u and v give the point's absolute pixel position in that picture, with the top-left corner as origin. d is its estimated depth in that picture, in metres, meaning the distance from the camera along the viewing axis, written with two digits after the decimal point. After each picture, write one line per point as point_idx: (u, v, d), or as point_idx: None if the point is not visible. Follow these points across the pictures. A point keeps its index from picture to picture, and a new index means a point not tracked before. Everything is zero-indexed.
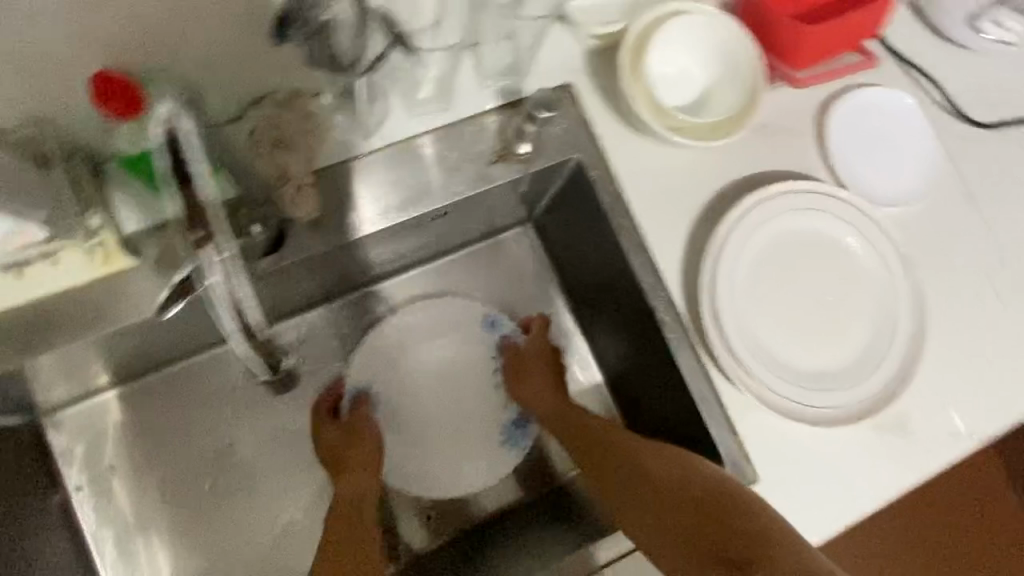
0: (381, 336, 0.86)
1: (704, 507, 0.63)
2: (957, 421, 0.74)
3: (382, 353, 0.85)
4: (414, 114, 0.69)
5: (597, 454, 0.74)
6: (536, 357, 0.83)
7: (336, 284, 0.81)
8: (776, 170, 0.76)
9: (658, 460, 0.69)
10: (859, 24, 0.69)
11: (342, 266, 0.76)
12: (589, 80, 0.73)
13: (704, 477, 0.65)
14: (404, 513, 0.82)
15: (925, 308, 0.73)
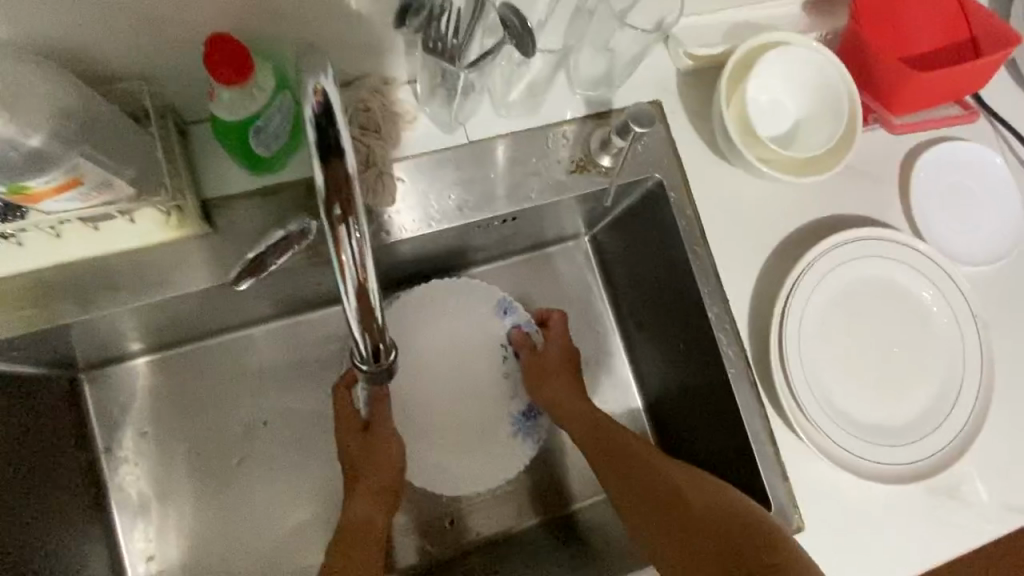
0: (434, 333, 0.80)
1: (723, 526, 0.58)
2: (1010, 496, 0.71)
3: (414, 340, 0.79)
4: (503, 112, 0.68)
5: (616, 463, 0.69)
6: (554, 357, 0.77)
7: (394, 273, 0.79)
8: (856, 213, 0.74)
9: (684, 476, 0.66)
10: (970, 78, 0.67)
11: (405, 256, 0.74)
12: (678, 101, 0.72)
13: (730, 502, 0.61)
14: (424, 513, 0.78)
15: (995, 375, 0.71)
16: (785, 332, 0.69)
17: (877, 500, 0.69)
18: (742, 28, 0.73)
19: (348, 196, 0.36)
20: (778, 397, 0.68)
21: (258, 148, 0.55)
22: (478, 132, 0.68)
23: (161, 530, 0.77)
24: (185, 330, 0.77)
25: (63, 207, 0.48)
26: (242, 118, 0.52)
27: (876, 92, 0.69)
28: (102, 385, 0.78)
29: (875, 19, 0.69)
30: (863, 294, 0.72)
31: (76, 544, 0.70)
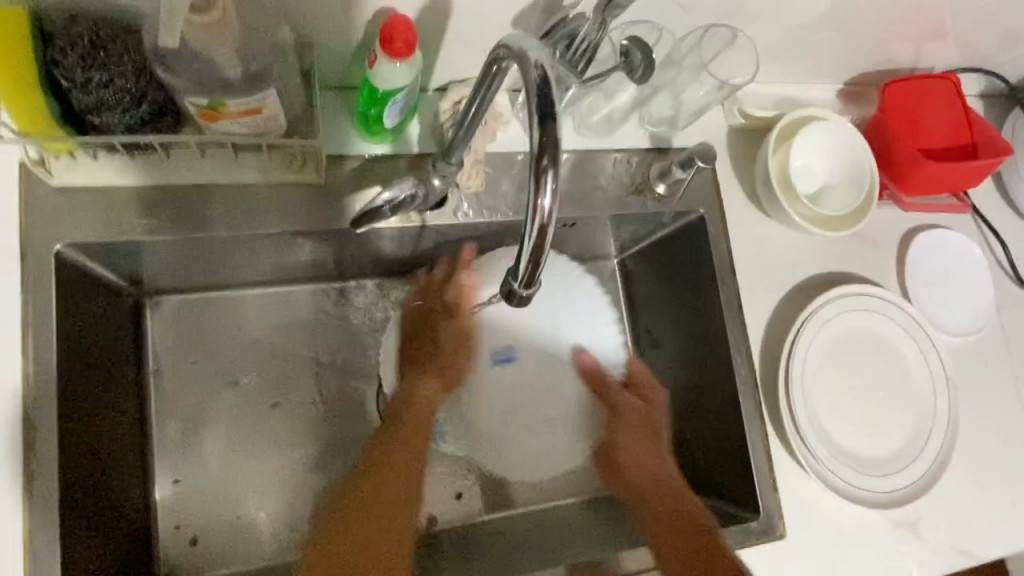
0: None
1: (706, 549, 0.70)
2: (957, 540, 0.81)
3: None
4: (580, 131, 0.78)
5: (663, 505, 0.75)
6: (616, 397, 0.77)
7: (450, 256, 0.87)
8: (860, 273, 0.86)
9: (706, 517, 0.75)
10: (972, 175, 0.80)
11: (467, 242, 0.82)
12: (727, 150, 0.83)
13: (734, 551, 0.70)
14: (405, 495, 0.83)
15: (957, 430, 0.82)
16: (792, 361, 0.79)
17: (848, 524, 0.78)
18: (788, 101, 0.86)
19: (550, 151, 0.41)
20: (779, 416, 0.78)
21: (387, 116, 0.64)
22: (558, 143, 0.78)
23: (191, 458, 0.81)
24: (249, 274, 0.82)
25: (231, 131, 0.55)
26: (388, 88, 0.60)
27: (892, 174, 0.82)
28: (161, 313, 0.83)
29: (901, 112, 0.82)
30: (860, 341, 0.83)
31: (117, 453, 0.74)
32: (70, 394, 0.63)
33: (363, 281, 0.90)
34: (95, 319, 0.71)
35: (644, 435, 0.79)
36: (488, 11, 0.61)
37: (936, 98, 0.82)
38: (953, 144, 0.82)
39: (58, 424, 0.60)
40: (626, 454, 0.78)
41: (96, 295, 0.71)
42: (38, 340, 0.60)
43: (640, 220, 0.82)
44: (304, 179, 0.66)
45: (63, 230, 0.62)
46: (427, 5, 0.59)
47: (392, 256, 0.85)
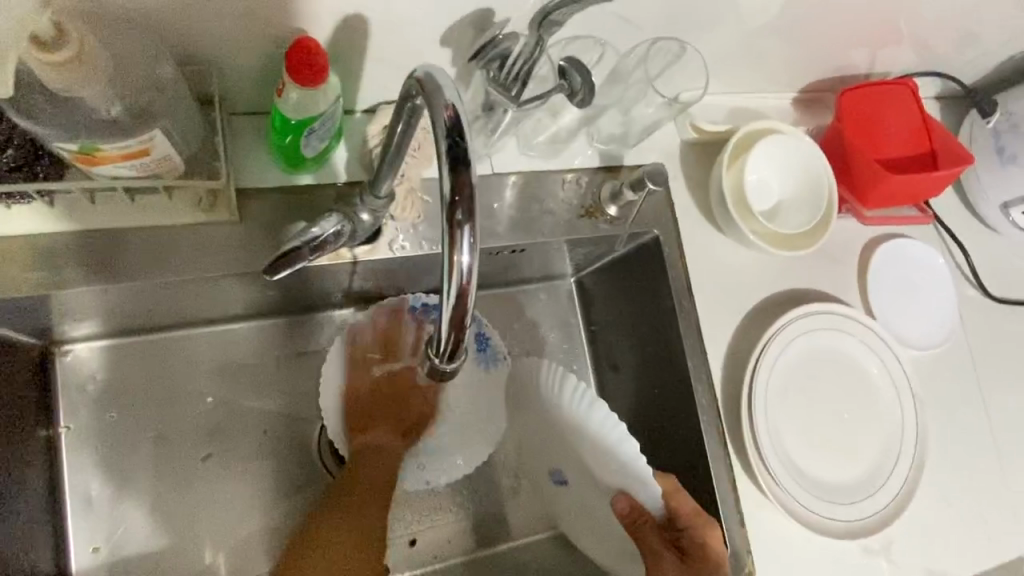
0: None
1: None
2: (928, 561, 0.79)
3: None
4: (525, 154, 0.73)
5: None
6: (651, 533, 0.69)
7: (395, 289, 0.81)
8: (822, 289, 0.82)
9: None
10: (930, 186, 0.77)
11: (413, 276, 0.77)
12: (680, 166, 0.79)
13: None
14: None
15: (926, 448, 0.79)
16: (755, 386, 0.75)
17: (819, 554, 0.75)
18: (743, 112, 0.82)
19: (470, 201, 0.37)
20: (744, 446, 0.74)
21: (306, 146, 0.58)
22: (502, 166, 0.72)
23: (111, 521, 0.73)
24: (170, 318, 0.75)
25: (118, 175, 0.49)
26: (302, 117, 0.54)
27: (851, 187, 0.79)
28: (73, 364, 0.75)
29: (859, 121, 0.78)
30: (824, 362, 0.80)
31: (22, 524, 0.67)
32: None
33: (300, 317, 0.83)
34: None
35: None
36: (412, 29, 0.55)
37: (893, 106, 0.79)
38: (912, 153, 0.79)
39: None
40: None
41: None
42: None
43: (593, 242, 0.78)
44: (217, 218, 0.59)
45: None
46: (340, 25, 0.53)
47: (328, 292, 0.78)
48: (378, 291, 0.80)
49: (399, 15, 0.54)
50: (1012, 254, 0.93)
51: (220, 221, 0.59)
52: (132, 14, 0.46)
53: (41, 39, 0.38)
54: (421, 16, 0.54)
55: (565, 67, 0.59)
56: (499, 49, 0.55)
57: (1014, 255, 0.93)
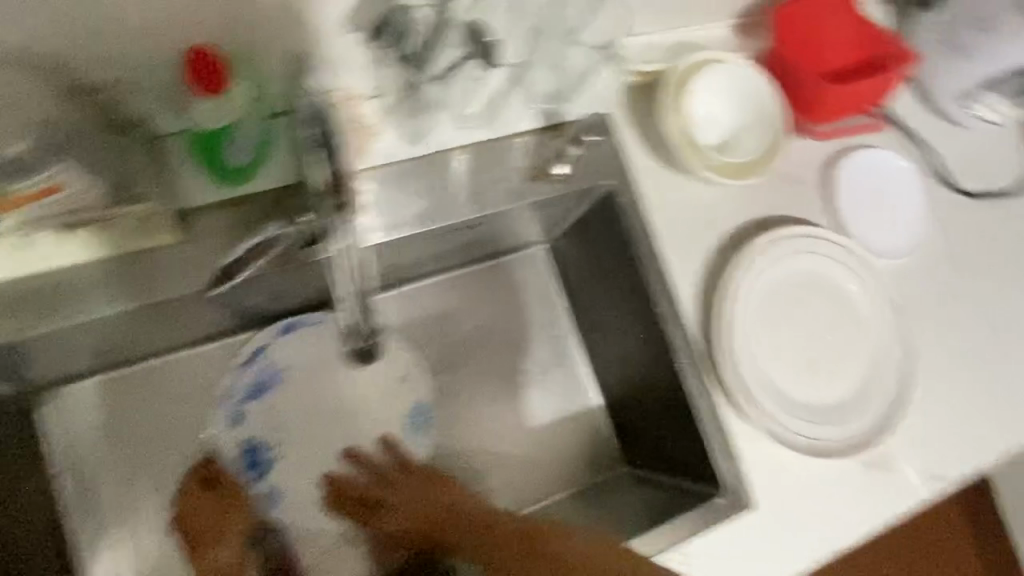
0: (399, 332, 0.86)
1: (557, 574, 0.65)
2: (931, 466, 0.79)
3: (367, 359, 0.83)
4: (461, 127, 0.72)
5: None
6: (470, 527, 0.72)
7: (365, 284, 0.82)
8: (793, 213, 0.81)
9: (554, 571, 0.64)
10: (876, 89, 0.75)
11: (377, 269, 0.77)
12: (624, 114, 0.78)
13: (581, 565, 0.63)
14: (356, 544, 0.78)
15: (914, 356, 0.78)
16: (730, 320, 0.74)
17: (818, 475, 0.75)
18: (681, 47, 0.80)
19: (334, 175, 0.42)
20: (728, 383, 0.74)
21: (232, 157, 0.60)
22: (440, 142, 0.71)
23: (123, 552, 0.74)
24: (144, 348, 0.75)
25: None
26: None
27: (800, 106, 0.77)
28: (56, 408, 0.75)
29: (796, 37, 0.77)
30: (799, 285, 0.79)
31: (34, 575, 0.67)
32: None
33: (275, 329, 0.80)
34: None
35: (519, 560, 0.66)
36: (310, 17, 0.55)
37: (831, 14, 0.77)
38: (855, 60, 0.77)
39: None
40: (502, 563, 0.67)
41: None
42: None
43: (548, 204, 0.77)
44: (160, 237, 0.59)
45: None
46: None
47: (298, 296, 0.78)
48: (346, 288, 0.81)
49: None
50: (983, 146, 0.91)
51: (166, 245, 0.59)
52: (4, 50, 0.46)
53: None
54: None
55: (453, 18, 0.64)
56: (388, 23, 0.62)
57: (984, 147, 0.92)
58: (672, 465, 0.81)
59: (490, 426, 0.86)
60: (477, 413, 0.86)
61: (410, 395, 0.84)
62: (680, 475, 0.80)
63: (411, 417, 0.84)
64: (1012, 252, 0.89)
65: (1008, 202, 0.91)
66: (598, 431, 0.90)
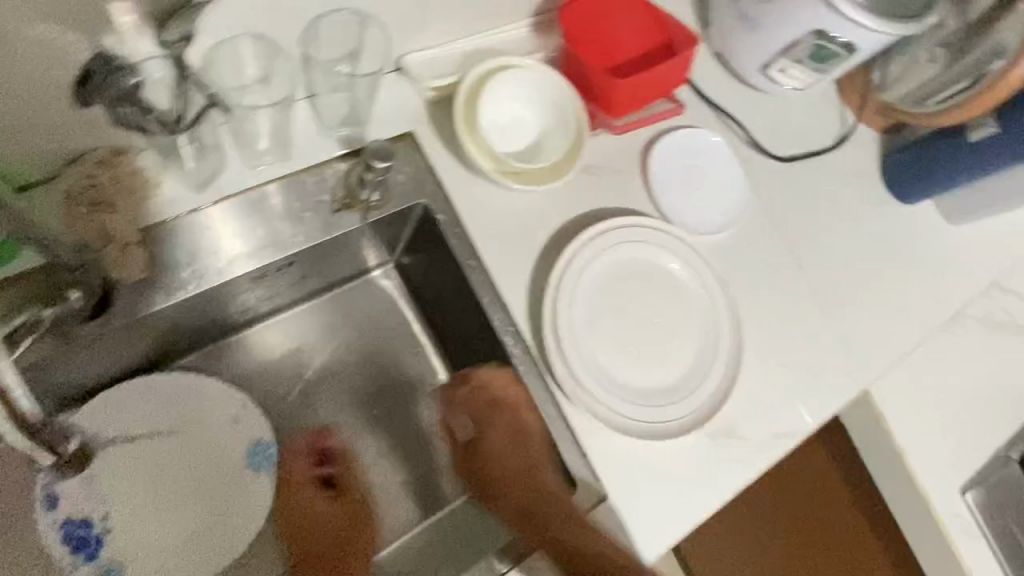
0: (246, 366, 0.88)
1: None
2: (774, 426, 0.83)
3: (206, 408, 0.81)
4: (253, 166, 0.69)
5: None
6: None
7: (201, 330, 0.81)
8: (614, 204, 0.83)
9: None
10: (662, 79, 0.77)
11: (199, 317, 0.77)
12: (429, 128, 0.76)
13: None
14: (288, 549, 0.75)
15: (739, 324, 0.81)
16: (558, 325, 0.75)
17: (666, 454, 0.77)
18: (477, 54, 0.78)
19: None
20: (565, 382, 0.74)
21: None
22: (230, 186, 0.69)
23: None
24: None
25: None
26: None
27: (597, 101, 0.78)
28: None
29: (585, 34, 0.77)
30: (626, 276, 0.80)
31: None
32: None
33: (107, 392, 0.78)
34: None
35: None
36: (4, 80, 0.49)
37: (617, 7, 0.77)
38: (645, 49, 0.78)
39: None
40: None
41: None
42: None
43: (365, 230, 0.76)
44: None
45: None
46: None
47: (123, 354, 0.76)
48: (178, 338, 0.80)
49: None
50: (792, 112, 0.96)
51: None
52: None
53: None
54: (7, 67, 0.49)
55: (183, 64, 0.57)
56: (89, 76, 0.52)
57: (793, 112, 0.97)
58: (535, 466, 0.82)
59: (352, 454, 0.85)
60: (333, 443, 0.86)
61: (249, 436, 0.82)
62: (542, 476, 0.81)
63: (252, 457, 0.81)
64: (830, 208, 0.95)
65: (821, 160, 0.96)
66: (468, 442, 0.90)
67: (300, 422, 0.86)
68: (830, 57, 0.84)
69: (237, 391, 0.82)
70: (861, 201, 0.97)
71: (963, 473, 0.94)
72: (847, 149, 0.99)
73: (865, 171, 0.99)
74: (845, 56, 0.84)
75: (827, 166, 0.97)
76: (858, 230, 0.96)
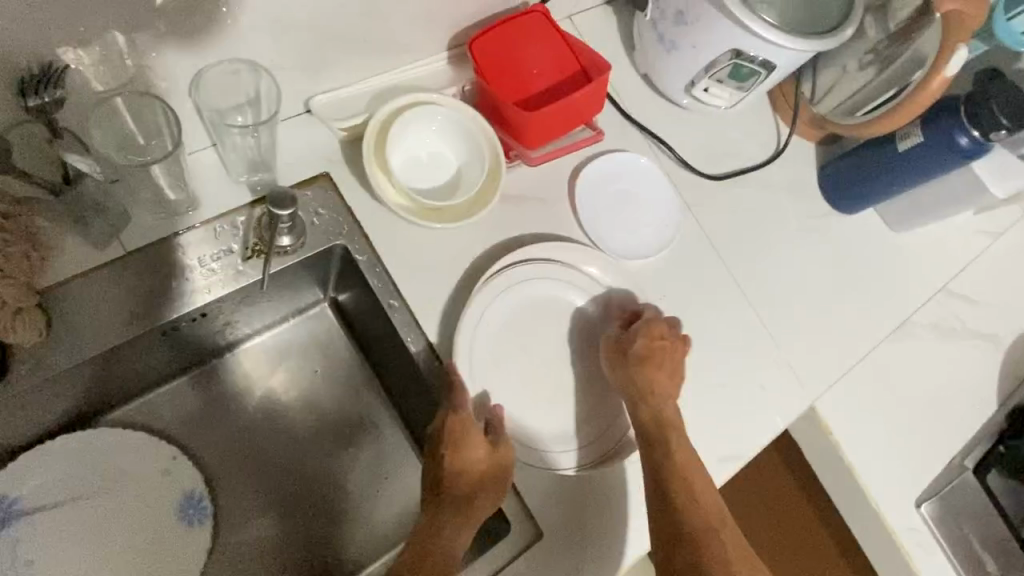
0: (186, 409, 0.84)
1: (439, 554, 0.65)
2: (715, 449, 0.81)
3: (143, 456, 0.79)
4: (162, 219, 0.69)
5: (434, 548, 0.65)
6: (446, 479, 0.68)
7: (148, 372, 0.80)
8: (540, 234, 0.82)
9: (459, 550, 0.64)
10: (576, 108, 0.76)
11: (163, 347, 0.78)
12: (344, 169, 0.76)
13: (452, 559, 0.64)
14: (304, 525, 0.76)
15: None
16: (472, 362, 0.74)
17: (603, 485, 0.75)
18: (390, 91, 0.78)
19: None
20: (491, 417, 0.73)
21: None
22: (135, 241, 0.68)
23: None
24: None
25: None
26: None
27: (512, 133, 0.77)
28: None
29: (498, 67, 0.76)
30: (543, 310, 0.79)
31: None
32: None
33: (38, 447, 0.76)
34: None
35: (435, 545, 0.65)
36: None
37: (528, 40, 0.77)
38: (559, 78, 0.78)
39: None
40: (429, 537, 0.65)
41: None
42: None
43: (285, 272, 0.75)
44: None
45: None
46: None
47: (56, 406, 0.74)
48: (109, 387, 0.78)
49: None
50: (723, 128, 0.96)
51: None
52: None
53: None
54: None
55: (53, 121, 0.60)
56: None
57: (724, 128, 0.96)
58: None
59: (290, 499, 0.83)
60: (272, 485, 0.83)
61: (180, 488, 0.79)
62: None
63: (184, 508, 0.79)
64: (767, 223, 0.94)
65: (754, 175, 0.95)
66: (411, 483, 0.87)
67: (239, 465, 0.83)
68: (749, 74, 0.84)
69: (166, 444, 0.80)
70: (799, 214, 0.97)
71: (915, 483, 0.94)
72: (782, 162, 0.98)
73: (804, 183, 0.98)
74: (765, 74, 0.83)
75: (763, 181, 0.96)
76: (798, 243, 0.95)
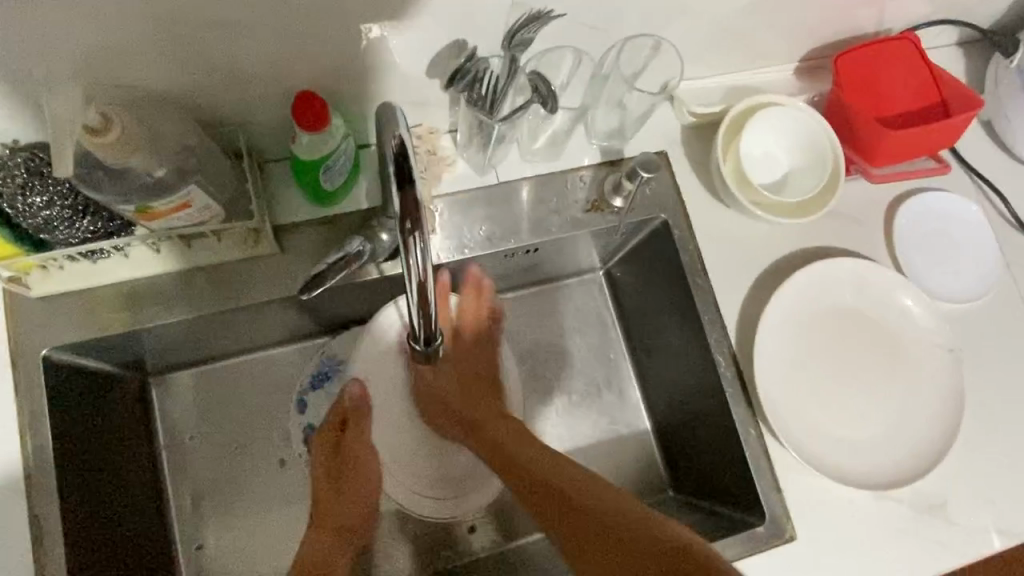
0: None
1: (336, 523, 0.72)
2: (990, 518, 0.76)
3: None
4: (527, 160, 0.79)
5: (333, 535, 0.72)
6: (357, 453, 0.71)
7: None
8: (846, 251, 0.82)
9: (357, 505, 0.72)
10: (934, 137, 0.77)
11: (479, 277, 0.85)
12: (683, 151, 0.82)
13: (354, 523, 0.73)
14: (431, 532, 0.82)
15: (960, 393, 0.77)
16: (766, 352, 0.77)
17: (860, 510, 0.75)
18: (736, 92, 0.84)
19: (419, 213, 0.42)
20: (770, 413, 0.75)
21: (326, 182, 0.67)
22: (507, 174, 0.78)
23: (200, 524, 0.80)
24: (235, 343, 0.83)
25: (164, 226, 0.58)
26: (317, 157, 0.63)
27: (857, 146, 0.79)
28: (162, 394, 0.83)
29: (858, 85, 0.79)
30: (831, 318, 0.80)
31: (139, 544, 0.74)
32: (70, 478, 0.66)
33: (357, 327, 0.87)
34: (96, 410, 0.73)
35: (363, 494, 0.72)
36: (409, 51, 0.62)
37: (895, 63, 0.79)
38: (917, 107, 0.80)
39: (55, 489, 0.64)
40: (339, 506, 0.72)
41: (89, 387, 0.72)
42: (35, 436, 0.64)
43: (608, 231, 0.81)
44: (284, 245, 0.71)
45: (50, 333, 0.67)
46: (326, 70, 0.61)
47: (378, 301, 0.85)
48: None
49: (406, 44, 0.61)
50: None
51: (271, 254, 0.70)
52: (156, 91, 0.57)
53: (91, 128, 0.47)
54: (422, 46, 0.62)
55: (513, 52, 0.62)
56: (467, 71, 0.63)
57: None
58: (717, 493, 0.82)
59: (549, 438, 0.88)
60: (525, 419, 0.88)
61: None
62: (720, 502, 0.82)
63: None
64: None
65: None
66: (643, 452, 0.91)
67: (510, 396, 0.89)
68: None
69: None
70: None
71: None
72: None
73: None
74: None
75: None
76: None
